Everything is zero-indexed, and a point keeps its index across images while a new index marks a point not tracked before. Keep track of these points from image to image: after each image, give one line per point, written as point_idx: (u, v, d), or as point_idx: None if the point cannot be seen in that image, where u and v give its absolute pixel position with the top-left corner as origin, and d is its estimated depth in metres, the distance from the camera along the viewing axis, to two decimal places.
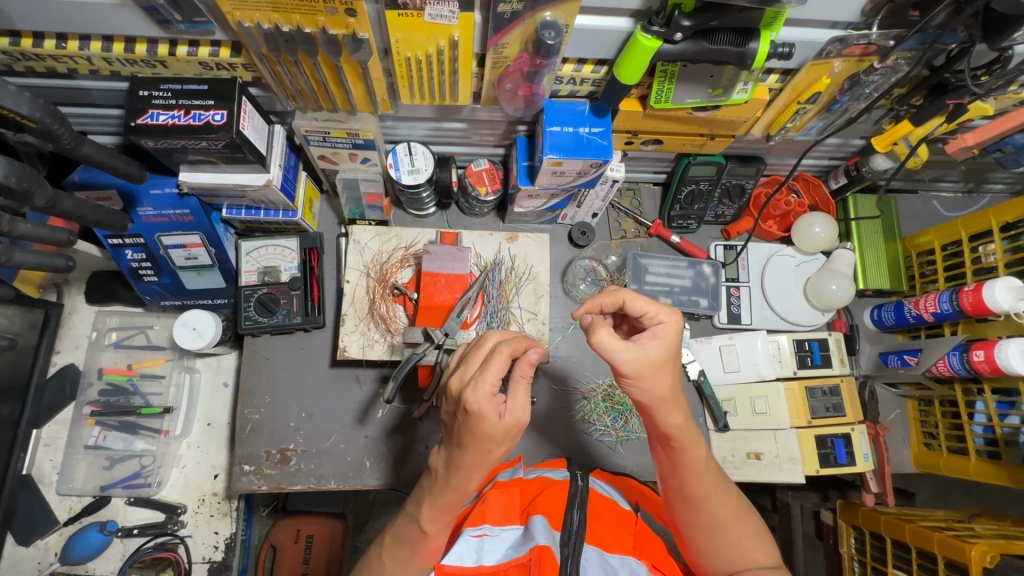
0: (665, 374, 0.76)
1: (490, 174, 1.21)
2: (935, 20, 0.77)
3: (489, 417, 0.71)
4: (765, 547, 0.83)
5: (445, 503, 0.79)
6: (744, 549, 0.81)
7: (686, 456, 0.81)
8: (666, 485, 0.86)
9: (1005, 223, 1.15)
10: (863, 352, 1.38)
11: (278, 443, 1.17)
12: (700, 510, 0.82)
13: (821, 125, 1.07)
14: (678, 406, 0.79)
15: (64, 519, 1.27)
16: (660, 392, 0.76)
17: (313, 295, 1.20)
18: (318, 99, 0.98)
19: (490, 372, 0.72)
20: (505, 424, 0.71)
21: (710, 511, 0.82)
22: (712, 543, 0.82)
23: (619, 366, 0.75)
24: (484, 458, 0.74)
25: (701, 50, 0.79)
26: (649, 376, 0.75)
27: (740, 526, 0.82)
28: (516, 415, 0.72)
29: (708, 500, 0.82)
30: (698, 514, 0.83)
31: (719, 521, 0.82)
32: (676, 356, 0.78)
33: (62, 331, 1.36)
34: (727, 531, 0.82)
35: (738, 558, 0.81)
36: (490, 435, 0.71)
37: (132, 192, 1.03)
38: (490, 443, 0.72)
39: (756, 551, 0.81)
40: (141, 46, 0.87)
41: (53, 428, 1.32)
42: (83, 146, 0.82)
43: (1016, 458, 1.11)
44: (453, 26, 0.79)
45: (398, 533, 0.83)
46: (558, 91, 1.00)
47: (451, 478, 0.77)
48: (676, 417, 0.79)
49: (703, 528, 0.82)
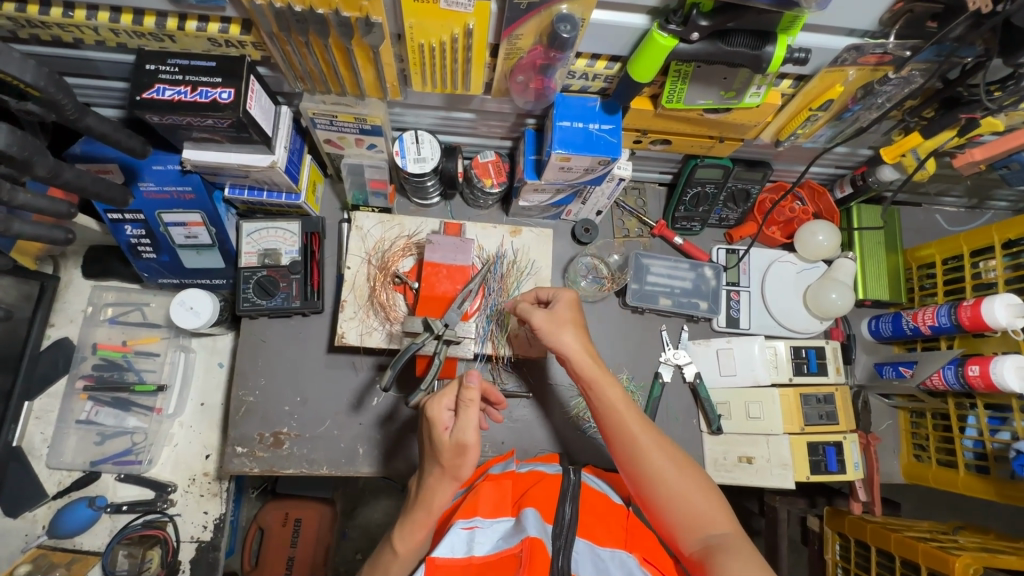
0: (569, 328, 0.93)
1: (496, 166, 1.21)
2: (953, 32, 0.76)
3: (439, 427, 0.77)
4: (711, 495, 0.82)
5: (416, 524, 0.80)
6: (692, 498, 0.81)
7: (612, 402, 0.88)
8: (608, 444, 0.89)
9: (1008, 240, 1.15)
10: (858, 361, 1.40)
11: (271, 426, 1.17)
12: (641, 457, 0.84)
13: (831, 134, 1.06)
14: (589, 355, 0.92)
15: (52, 492, 1.26)
16: (569, 345, 0.92)
17: (313, 279, 1.19)
18: (326, 82, 0.97)
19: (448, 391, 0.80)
20: (451, 441, 0.76)
21: (647, 456, 0.84)
22: (662, 496, 0.82)
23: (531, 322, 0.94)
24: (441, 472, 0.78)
25: (716, 51, 0.79)
26: (555, 330, 0.93)
27: (680, 471, 0.83)
28: (459, 435, 0.75)
29: (645, 445, 0.85)
30: (640, 465, 0.84)
31: (660, 467, 0.83)
32: (581, 318, 0.95)
33: (57, 304, 1.34)
34: (667, 476, 0.83)
35: (686, 505, 0.81)
36: (439, 445, 0.77)
37: (133, 166, 1.03)
38: (443, 458, 0.77)
39: (703, 501, 0.81)
40: (150, 19, 0.85)
41: (44, 401, 1.30)
42: (87, 117, 0.81)
43: (1005, 473, 1.12)
44: (468, 14, 0.79)
45: (373, 562, 0.84)
46: (569, 86, 0.99)
47: (423, 495, 0.80)
48: (586, 365, 0.90)
49: (649, 482, 0.83)
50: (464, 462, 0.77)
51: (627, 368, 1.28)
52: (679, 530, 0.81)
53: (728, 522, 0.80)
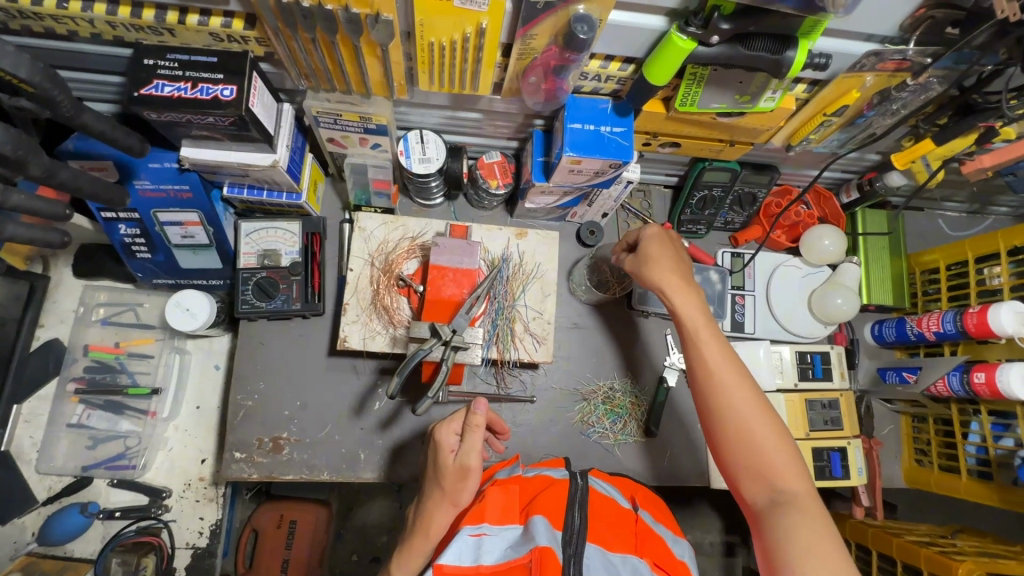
0: (665, 262, 0.93)
1: (502, 167, 1.19)
2: (977, 40, 0.75)
3: (445, 450, 0.84)
4: (787, 451, 0.80)
5: (411, 552, 0.83)
6: (761, 449, 0.80)
7: (696, 338, 0.88)
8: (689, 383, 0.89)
9: (1013, 247, 1.15)
10: (861, 366, 1.38)
11: (270, 431, 1.14)
12: (720, 398, 0.84)
13: (843, 139, 1.04)
14: (682, 286, 0.91)
15: (42, 498, 1.23)
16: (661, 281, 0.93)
17: (314, 282, 1.16)
18: (331, 80, 0.94)
19: (455, 417, 0.86)
20: (453, 463, 0.83)
21: (729, 399, 0.83)
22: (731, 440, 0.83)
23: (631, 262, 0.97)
24: (439, 496, 0.83)
25: (736, 55, 0.77)
26: (653, 263, 0.94)
27: (761, 419, 0.81)
28: (460, 457, 0.82)
29: (726, 385, 0.84)
30: (717, 406, 0.84)
31: (739, 410, 0.82)
32: (677, 255, 0.95)
33: (47, 303, 1.30)
34: (743, 423, 0.82)
35: (755, 453, 0.80)
36: (442, 467, 0.84)
37: (129, 163, 0.99)
38: (444, 479, 0.83)
39: (774, 453, 0.80)
40: (149, 12, 0.82)
41: (34, 404, 1.26)
42: (82, 114, 0.78)
43: (1008, 479, 1.13)
44: (482, 12, 0.76)
45: None
46: (581, 87, 0.97)
47: (422, 519, 0.84)
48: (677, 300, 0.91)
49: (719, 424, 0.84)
50: (466, 487, 0.83)
51: (632, 373, 1.28)
52: (746, 479, 0.81)
53: (803, 479, 0.79)
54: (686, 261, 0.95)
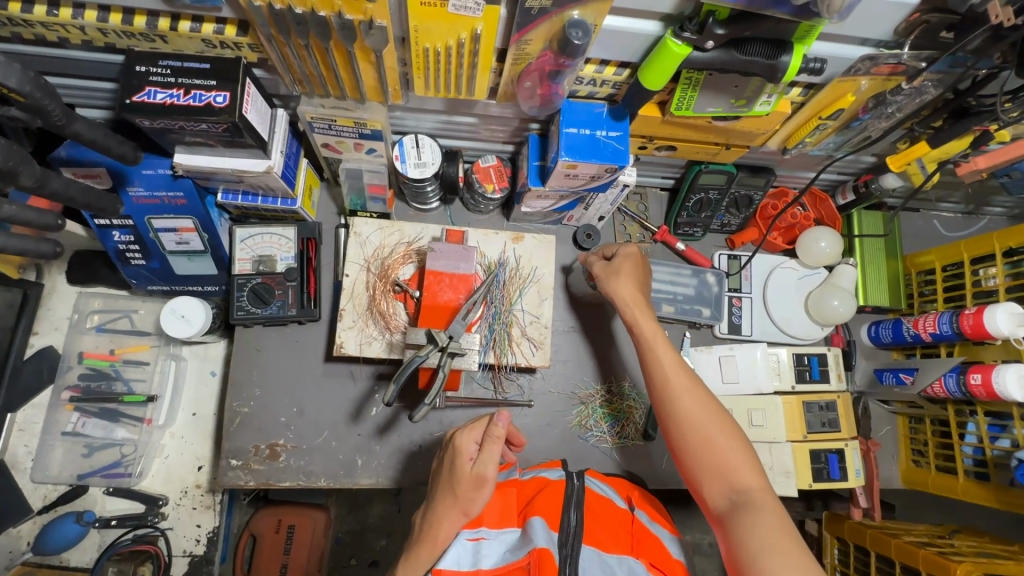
0: (625, 277, 1.02)
1: (498, 171, 1.19)
2: (971, 44, 0.75)
3: (463, 457, 0.85)
4: (740, 446, 0.84)
5: (418, 560, 0.82)
6: (714, 446, 0.84)
7: (650, 345, 0.94)
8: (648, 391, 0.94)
9: (1008, 248, 1.15)
10: (858, 367, 1.39)
11: (267, 438, 1.14)
12: (675, 399, 0.89)
13: (839, 142, 1.04)
14: (637, 301, 0.99)
15: (37, 507, 1.22)
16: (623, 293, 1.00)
17: (310, 286, 1.16)
18: (326, 85, 0.94)
19: (473, 428, 0.87)
20: (469, 472, 0.83)
21: (681, 400, 0.88)
22: (687, 440, 0.86)
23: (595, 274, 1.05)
24: (453, 503, 0.83)
25: (731, 61, 0.77)
26: (614, 276, 1.02)
27: (713, 419, 0.86)
28: (476, 467, 0.83)
29: (677, 388, 0.89)
30: (672, 408, 0.89)
31: (691, 409, 0.87)
32: (640, 271, 1.03)
33: (40, 311, 1.29)
34: (696, 421, 0.86)
35: (708, 450, 0.84)
36: (456, 472, 0.84)
37: (122, 170, 0.98)
38: (459, 487, 0.84)
39: (727, 449, 0.84)
40: (141, 19, 0.81)
41: (28, 413, 1.25)
42: (74, 123, 0.77)
43: (1003, 480, 1.12)
44: (476, 18, 0.76)
45: None
46: (576, 91, 0.96)
47: (429, 528, 0.83)
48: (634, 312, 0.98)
49: (675, 426, 0.87)
50: (476, 498, 0.82)
51: (630, 377, 1.27)
52: (704, 478, 0.84)
53: (756, 476, 0.82)
54: (648, 279, 1.04)
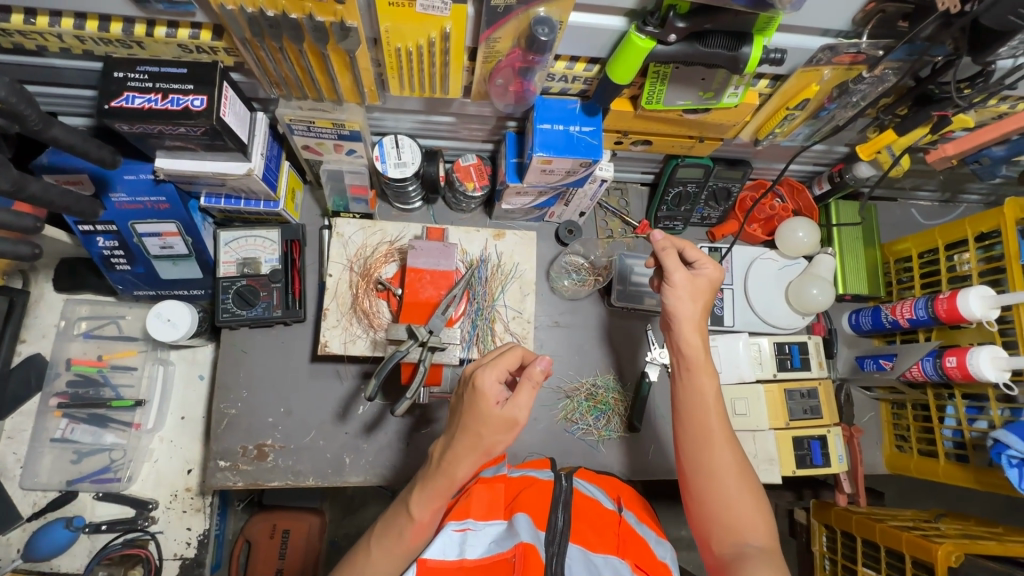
0: (697, 302, 0.95)
1: (478, 170, 1.20)
2: (924, 32, 0.77)
3: (490, 400, 0.77)
4: (762, 514, 0.85)
5: (436, 492, 0.82)
6: (733, 498, 0.85)
7: (703, 390, 0.92)
8: (679, 420, 0.93)
9: (980, 233, 1.17)
10: (840, 355, 1.41)
11: (255, 438, 1.15)
12: (708, 450, 0.88)
13: (808, 132, 1.07)
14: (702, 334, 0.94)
15: (27, 514, 1.23)
16: (686, 315, 0.94)
17: (295, 288, 1.18)
18: (303, 88, 0.95)
19: (499, 363, 0.80)
20: (498, 415, 0.78)
21: (714, 446, 0.88)
22: (709, 482, 0.86)
23: (671, 278, 0.94)
24: (478, 444, 0.79)
25: (694, 53, 0.79)
26: (688, 296, 0.94)
27: (741, 475, 0.86)
28: (510, 412, 0.78)
29: (716, 435, 0.89)
30: (704, 456, 0.88)
31: (723, 465, 0.87)
32: (710, 297, 0.97)
33: (27, 319, 1.30)
34: (726, 477, 0.86)
35: (727, 500, 0.85)
36: (484, 418, 0.77)
37: (104, 176, 1.00)
38: (485, 430, 0.78)
39: (745, 506, 0.84)
40: (117, 25, 0.83)
41: (17, 420, 1.26)
42: (51, 127, 0.79)
43: (983, 462, 1.15)
44: (445, 17, 0.78)
45: (388, 524, 0.86)
46: (549, 88, 0.98)
47: (447, 464, 0.80)
48: (694, 341, 0.94)
49: (702, 466, 0.88)
50: (503, 439, 0.79)
51: (615, 369, 1.29)
52: (714, 530, 0.84)
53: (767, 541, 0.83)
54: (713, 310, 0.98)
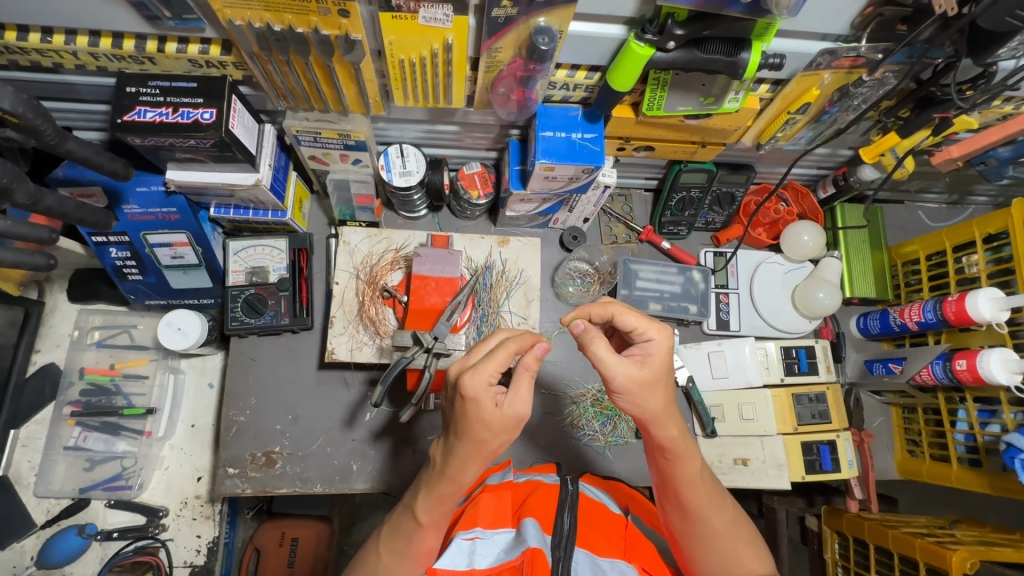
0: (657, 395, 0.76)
1: (482, 177, 1.21)
2: (923, 34, 0.78)
3: (486, 403, 0.71)
4: (758, 554, 0.83)
5: (440, 494, 0.78)
6: (738, 556, 0.81)
7: (684, 471, 0.80)
8: (662, 494, 0.84)
9: (988, 235, 1.16)
10: (848, 359, 1.40)
11: (263, 445, 1.16)
12: (697, 520, 0.81)
13: (810, 135, 1.08)
14: (673, 419, 0.78)
15: (41, 521, 1.24)
16: (650, 409, 0.77)
17: (302, 296, 1.19)
18: (309, 99, 0.97)
19: (492, 362, 0.72)
20: (501, 415, 0.72)
21: (707, 519, 0.81)
22: (707, 552, 0.81)
23: (611, 381, 0.75)
24: (482, 447, 0.73)
25: (694, 60, 0.80)
26: (641, 394, 0.76)
27: (739, 535, 0.82)
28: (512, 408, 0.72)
29: (706, 507, 0.81)
30: (693, 526, 0.81)
31: (715, 530, 0.81)
32: (670, 372, 0.78)
33: (42, 329, 1.33)
34: (724, 543, 0.81)
35: (731, 564, 0.80)
36: (487, 422, 0.72)
37: (118, 188, 1.02)
38: (488, 433, 0.72)
39: (749, 559, 0.81)
40: (129, 42, 0.85)
41: (31, 429, 1.28)
42: (67, 142, 0.81)
43: (997, 466, 1.13)
44: (447, 29, 0.79)
45: (395, 525, 0.83)
46: (550, 96, 1.00)
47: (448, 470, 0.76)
48: (665, 432, 0.79)
49: (698, 537, 0.81)
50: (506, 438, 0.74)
51: None
52: None
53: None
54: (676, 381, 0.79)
